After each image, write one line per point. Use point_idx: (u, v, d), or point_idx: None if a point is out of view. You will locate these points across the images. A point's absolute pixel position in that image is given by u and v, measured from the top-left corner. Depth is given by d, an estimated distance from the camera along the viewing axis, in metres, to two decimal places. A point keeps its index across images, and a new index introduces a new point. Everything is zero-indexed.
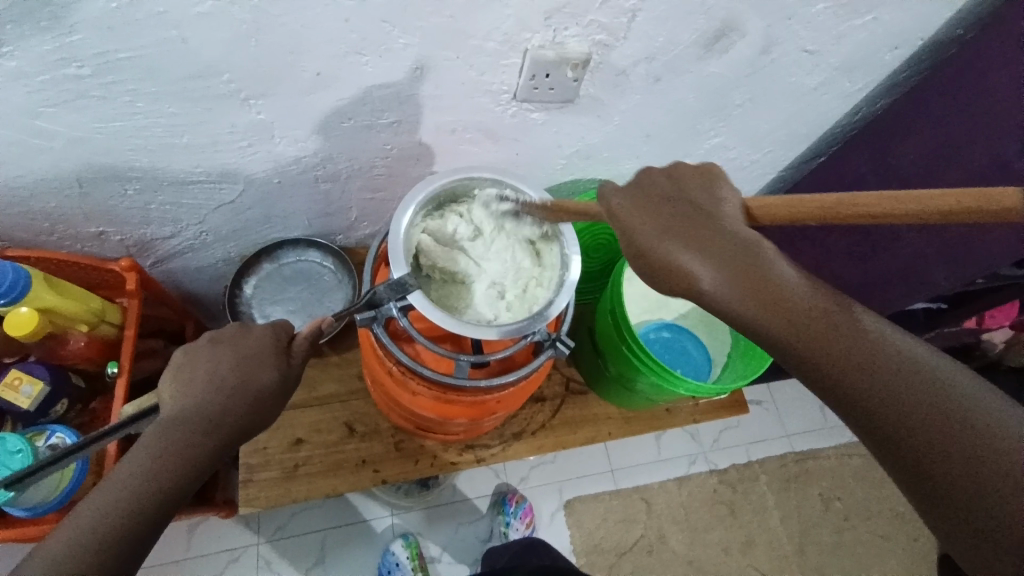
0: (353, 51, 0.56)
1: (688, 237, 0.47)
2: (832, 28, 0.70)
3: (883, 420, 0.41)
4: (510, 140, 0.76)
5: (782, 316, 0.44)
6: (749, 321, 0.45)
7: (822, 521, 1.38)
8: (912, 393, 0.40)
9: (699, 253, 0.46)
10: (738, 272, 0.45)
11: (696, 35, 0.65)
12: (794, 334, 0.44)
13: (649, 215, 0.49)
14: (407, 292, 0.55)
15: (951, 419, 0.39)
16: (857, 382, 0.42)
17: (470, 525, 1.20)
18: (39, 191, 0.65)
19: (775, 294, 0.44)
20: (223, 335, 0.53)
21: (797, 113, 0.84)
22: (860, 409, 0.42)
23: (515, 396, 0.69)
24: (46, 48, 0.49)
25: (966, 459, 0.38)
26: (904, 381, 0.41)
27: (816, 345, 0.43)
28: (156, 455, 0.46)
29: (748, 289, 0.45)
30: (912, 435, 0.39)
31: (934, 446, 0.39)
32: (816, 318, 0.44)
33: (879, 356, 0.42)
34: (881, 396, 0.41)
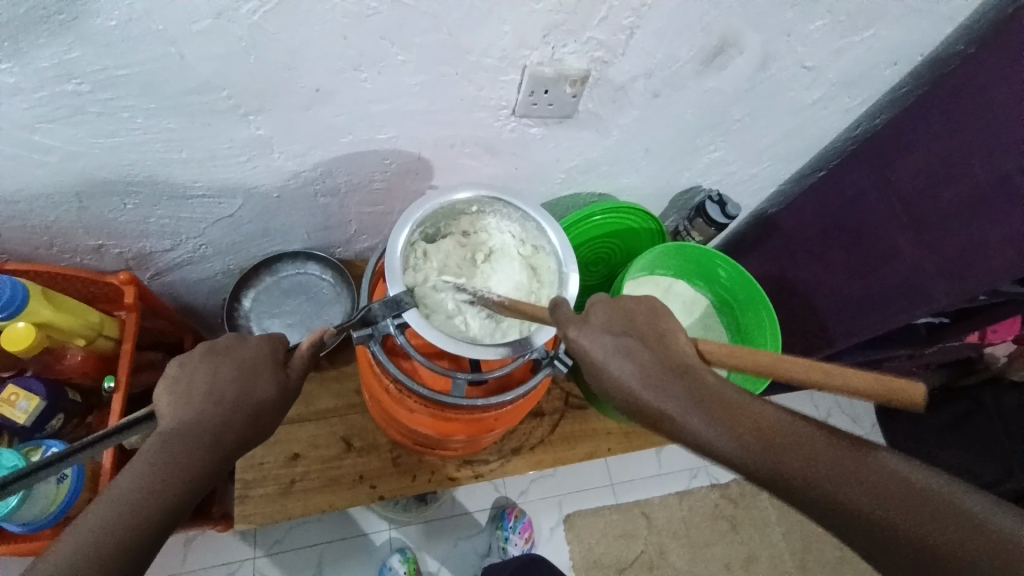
0: (351, 67, 0.56)
1: (631, 354, 0.48)
2: (830, 44, 0.70)
3: (854, 513, 0.40)
4: (509, 154, 0.76)
5: (762, 444, 0.43)
6: (735, 460, 0.44)
7: (824, 536, 1.36)
8: (892, 502, 0.39)
9: (655, 380, 0.47)
10: (711, 411, 0.45)
11: (694, 51, 0.65)
12: (746, 442, 0.43)
13: (588, 329, 0.50)
14: (403, 309, 0.55)
15: (921, 508, 0.38)
16: (838, 493, 0.40)
17: (468, 540, 1.18)
18: (38, 205, 0.65)
19: (716, 397, 0.45)
20: (215, 349, 0.52)
21: (796, 128, 0.84)
22: (853, 524, 0.40)
23: (513, 412, 0.68)
24: (45, 65, 0.49)
25: (943, 537, 0.37)
26: (883, 491, 0.39)
27: (791, 465, 0.42)
28: (159, 467, 0.44)
29: (717, 419, 0.45)
30: (887, 524, 0.39)
31: (931, 542, 0.38)
32: (763, 422, 0.44)
33: (852, 462, 0.41)
34: (863, 511, 0.39)
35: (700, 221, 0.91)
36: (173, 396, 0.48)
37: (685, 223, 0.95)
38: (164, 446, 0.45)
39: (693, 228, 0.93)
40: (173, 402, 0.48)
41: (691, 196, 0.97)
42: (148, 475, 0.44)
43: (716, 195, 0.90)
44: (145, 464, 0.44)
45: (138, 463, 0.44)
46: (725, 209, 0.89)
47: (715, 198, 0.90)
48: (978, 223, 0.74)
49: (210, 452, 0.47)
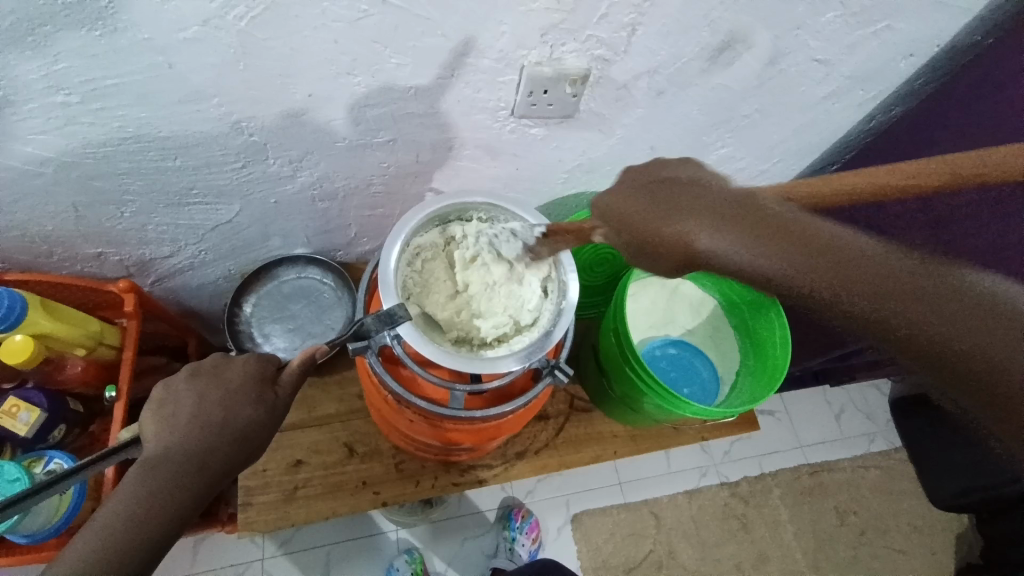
0: (345, 72, 0.55)
1: (708, 217, 0.49)
2: (843, 37, 0.67)
3: (849, 305, 0.48)
4: (509, 155, 0.74)
5: (803, 262, 0.48)
6: (767, 274, 0.49)
7: (837, 535, 1.34)
8: (931, 303, 0.46)
9: (736, 233, 0.48)
10: (785, 251, 0.49)
11: (700, 46, 0.63)
12: (778, 266, 0.48)
13: (687, 219, 0.49)
14: (396, 323, 0.55)
15: (898, 286, 0.47)
16: (890, 309, 0.47)
17: (475, 540, 1.18)
18: (34, 215, 0.65)
19: (764, 228, 0.49)
20: (202, 371, 0.52)
21: (808, 122, 0.81)
22: (869, 322, 0.47)
23: (515, 420, 0.68)
24: (31, 77, 0.48)
25: (916, 313, 0.46)
26: (886, 289, 0.47)
27: (847, 291, 0.48)
28: (146, 495, 0.45)
29: (795, 255, 0.48)
30: (881, 313, 0.47)
31: (933, 329, 0.46)
32: (790, 233, 0.49)
33: (874, 268, 0.48)
34: (911, 318, 0.46)
35: None
36: (156, 426, 0.48)
37: None
38: (149, 476, 0.45)
39: None
40: (155, 433, 0.47)
41: None
42: (127, 510, 0.44)
43: None
44: (130, 494, 0.44)
45: (122, 493, 0.45)
46: None
47: None
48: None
49: (197, 482, 0.47)
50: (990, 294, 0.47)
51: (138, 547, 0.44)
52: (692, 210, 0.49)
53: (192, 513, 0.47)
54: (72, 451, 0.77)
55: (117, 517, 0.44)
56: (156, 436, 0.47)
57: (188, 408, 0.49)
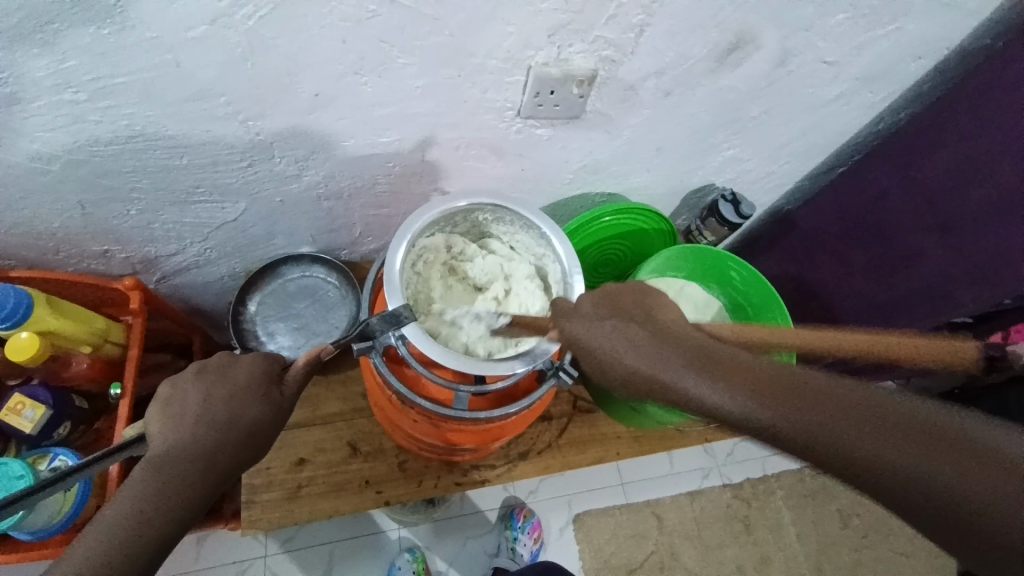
0: (351, 72, 0.55)
1: (664, 356, 0.47)
2: (852, 38, 0.67)
3: (823, 439, 0.40)
4: (515, 155, 0.74)
5: (772, 406, 0.42)
6: (726, 409, 0.43)
7: (841, 538, 1.34)
8: (915, 440, 0.39)
9: (705, 372, 0.45)
10: (743, 386, 0.44)
11: (708, 47, 0.62)
12: (736, 405, 0.43)
13: (664, 358, 0.47)
14: (402, 324, 0.55)
15: (896, 427, 0.39)
16: (856, 440, 0.39)
17: (477, 539, 1.18)
18: (41, 212, 0.65)
19: (712, 358, 0.46)
20: (207, 369, 0.52)
21: (816, 124, 0.81)
22: (843, 463, 0.40)
23: (518, 421, 0.68)
24: (39, 75, 0.48)
25: (923, 457, 0.38)
26: (876, 425, 0.39)
27: (819, 423, 0.40)
28: (152, 493, 0.45)
29: (744, 385, 0.44)
30: (862, 452, 0.39)
31: (933, 474, 0.38)
32: (750, 369, 0.44)
33: (866, 406, 0.40)
34: (895, 458, 0.38)
35: (714, 220, 0.89)
36: (161, 424, 0.48)
37: (697, 222, 0.93)
38: (154, 474, 0.46)
39: (706, 228, 0.91)
40: (160, 432, 0.47)
41: (705, 195, 0.94)
42: (132, 507, 0.44)
43: (730, 194, 0.88)
44: (137, 491, 0.45)
45: (128, 490, 0.45)
46: (740, 208, 0.87)
47: (728, 198, 0.88)
48: (1002, 231, 0.74)
49: (202, 479, 0.47)
50: (988, 429, 0.38)
51: (142, 544, 0.43)
52: (667, 351, 0.47)
53: (196, 511, 0.47)
54: (77, 447, 0.78)
55: (121, 515, 0.44)
56: (161, 435, 0.47)
57: (193, 407, 0.49)
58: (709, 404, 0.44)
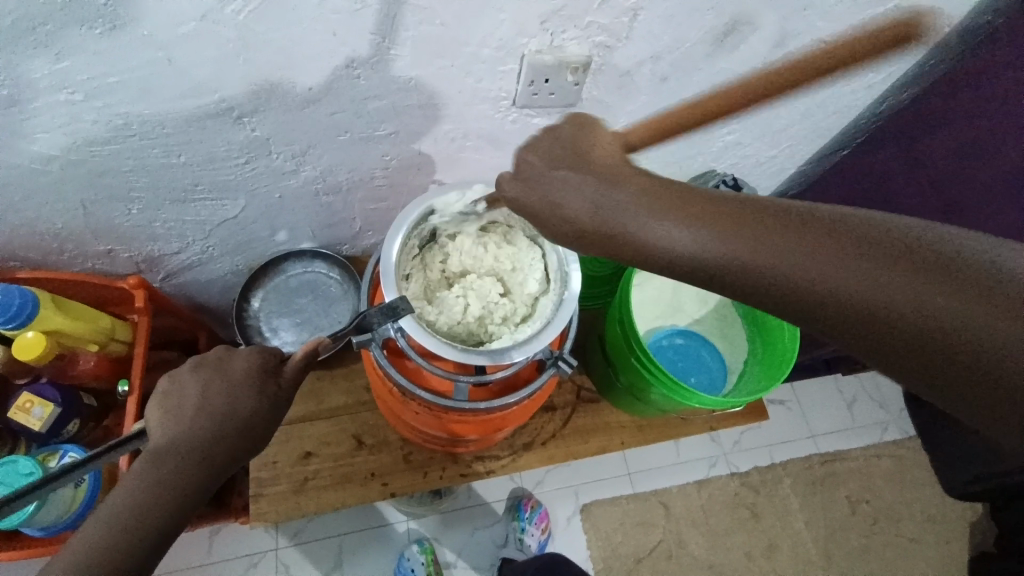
0: (344, 65, 0.55)
1: (658, 204, 0.41)
2: (851, 18, 0.65)
3: (797, 283, 0.38)
4: (512, 146, 0.73)
5: (778, 244, 0.38)
6: (685, 256, 0.40)
7: (849, 524, 1.33)
8: (868, 258, 0.36)
9: (664, 215, 0.41)
10: (694, 219, 0.40)
11: (703, 30, 0.62)
12: (712, 252, 0.39)
13: (627, 204, 0.42)
14: (399, 316, 0.55)
15: (870, 249, 0.36)
16: (827, 274, 0.37)
17: (485, 529, 1.19)
18: (43, 213, 0.66)
19: (679, 194, 0.42)
20: (210, 367, 0.52)
21: (816, 107, 0.80)
22: (806, 305, 0.38)
23: (520, 411, 0.68)
24: (33, 75, 0.49)
25: (900, 279, 0.35)
26: (839, 251, 0.37)
27: (786, 262, 0.38)
28: (153, 487, 0.46)
29: (715, 229, 0.40)
30: (819, 290, 0.37)
31: (922, 303, 0.35)
32: (722, 207, 0.40)
33: (836, 237, 0.37)
34: (851, 287, 0.36)
35: None
36: (162, 420, 0.48)
37: None
38: (154, 467, 0.46)
39: None
40: (162, 430, 0.48)
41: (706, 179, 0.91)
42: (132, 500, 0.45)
43: (731, 180, 0.84)
44: (140, 483, 0.46)
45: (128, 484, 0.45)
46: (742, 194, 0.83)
47: (730, 183, 0.84)
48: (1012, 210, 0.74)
49: (203, 472, 0.48)
50: (956, 241, 0.35)
51: (142, 535, 0.45)
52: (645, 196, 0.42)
53: (196, 504, 0.48)
54: (87, 444, 0.79)
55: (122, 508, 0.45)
56: (162, 432, 0.48)
57: (193, 405, 0.49)
58: (698, 254, 0.40)
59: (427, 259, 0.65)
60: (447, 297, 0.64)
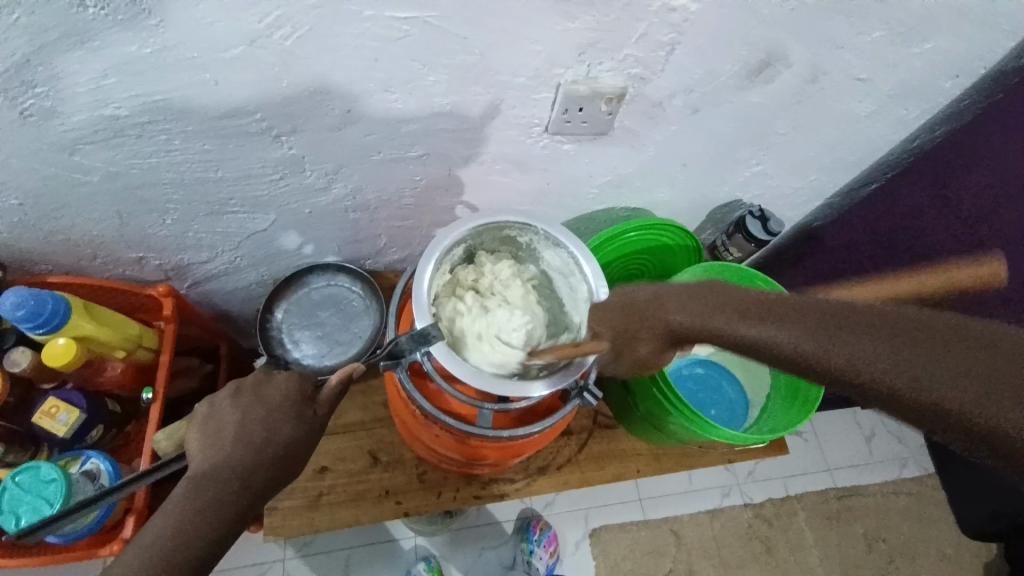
0: (382, 89, 0.56)
1: (755, 316, 0.54)
2: (888, 56, 0.65)
3: (869, 373, 0.49)
4: (540, 170, 0.74)
5: (831, 336, 0.51)
6: (787, 354, 0.52)
7: (866, 563, 1.30)
8: (915, 349, 0.49)
9: (759, 322, 0.53)
10: (781, 322, 0.53)
11: (738, 65, 0.62)
12: (804, 352, 0.51)
13: (725, 316, 0.55)
14: (429, 342, 0.55)
15: (911, 338, 0.50)
16: (888, 364, 0.49)
17: (493, 550, 1.17)
18: (79, 221, 0.67)
19: (763, 304, 0.54)
20: (238, 386, 0.53)
21: (847, 142, 0.79)
22: (876, 387, 0.49)
23: (542, 439, 0.68)
24: (83, 91, 0.50)
25: (943, 366, 0.48)
26: (893, 340, 0.50)
27: (857, 353, 0.50)
28: (190, 512, 0.46)
29: (802, 330, 0.52)
30: (884, 374, 0.49)
31: (952, 386, 0.47)
32: (803, 312, 0.53)
33: (888, 328, 0.51)
34: (908, 373, 0.48)
35: (740, 237, 0.88)
36: (198, 443, 0.49)
37: (722, 238, 0.91)
38: (190, 492, 0.47)
39: (731, 244, 0.90)
40: (195, 454, 0.49)
41: (731, 211, 0.93)
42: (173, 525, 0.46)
43: (757, 210, 0.87)
44: (176, 508, 0.46)
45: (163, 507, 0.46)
46: (767, 225, 0.85)
47: (756, 214, 0.86)
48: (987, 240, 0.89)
49: (235, 497, 0.48)
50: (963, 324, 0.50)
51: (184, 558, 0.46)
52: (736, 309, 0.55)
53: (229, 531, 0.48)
54: (107, 450, 0.80)
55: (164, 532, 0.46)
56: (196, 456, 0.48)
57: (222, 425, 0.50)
58: (790, 351, 0.52)
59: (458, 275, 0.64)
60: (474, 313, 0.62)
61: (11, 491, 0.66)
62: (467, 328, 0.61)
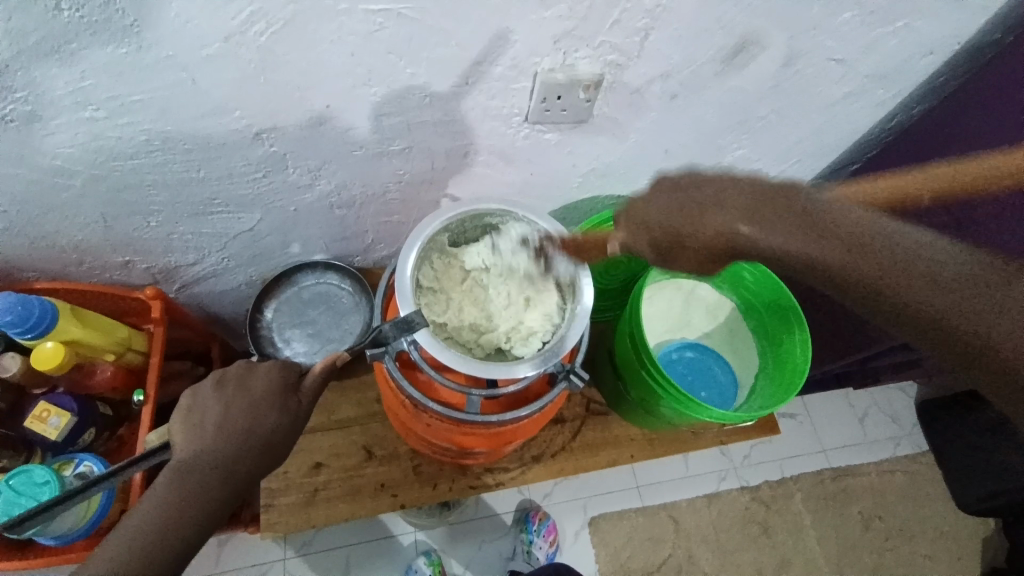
0: (361, 83, 0.56)
1: (737, 211, 0.58)
2: (860, 37, 0.66)
3: (866, 284, 0.56)
4: (524, 161, 0.74)
5: (803, 241, 0.57)
6: (771, 249, 0.57)
7: (862, 541, 1.31)
8: (932, 286, 0.54)
9: (764, 223, 0.57)
10: (769, 223, 0.58)
11: (714, 50, 0.62)
12: (764, 254, 0.58)
13: (709, 215, 0.57)
14: (413, 330, 0.57)
15: (918, 262, 0.55)
16: (899, 282, 0.55)
17: (493, 543, 1.18)
18: (65, 226, 0.67)
19: (819, 216, 0.58)
20: (227, 381, 0.53)
21: (826, 123, 0.80)
22: (857, 289, 0.57)
23: (531, 425, 0.69)
24: (61, 94, 0.50)
25: (938, 294, 0.54)
26: (880, 258, 0.56)
27: (856, 262, 0.56)
28: (175, 503, 0.47)
29: (793, 231, 0.57)
30: (903, 288, 0.55)
31: (937, 306, 0.54)
32: (845, 224, 0.58)
33: (875, 245, 0.57)
34: (904, 289, 0.55)
35: None
36: (184, 435, 0.49)
37: None
38: (178, 481, 0.47)
39: None
40: (182, 446, 0.49)
41: None
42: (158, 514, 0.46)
43: None
44: (164, 498, 0.46)
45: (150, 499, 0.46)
46: None
47: None
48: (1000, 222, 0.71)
49: (223, 486, 0.49)
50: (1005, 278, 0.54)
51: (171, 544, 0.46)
52: (740, 210, 0.58)
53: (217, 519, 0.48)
54: (101, 454, 0.80)
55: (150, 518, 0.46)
56: (182, 447, 0.49)
57: (211, 419, 0.50)
58: (756, 242, 0.57)
59: (453, 263, 0.65)
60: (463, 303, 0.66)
61: (5, 493, 0.66)
62: (459, 333, 0.65)
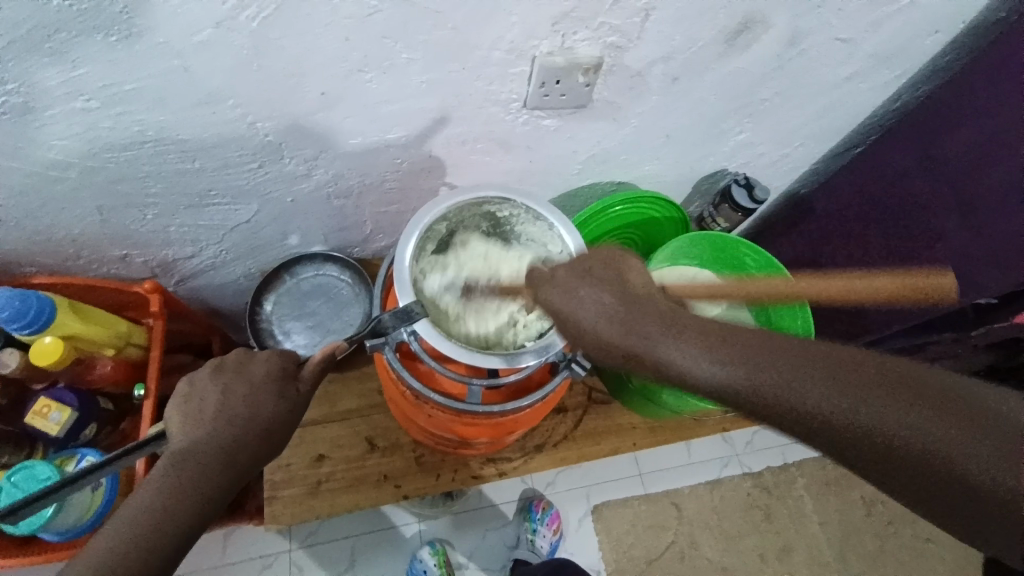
0: (356, 69, 0.55)
1: (678, 330, 0.46)
2: (864, 16, 0.65)
3: (835, 418, 0.42)
4: (523, 148, 0.73)
5: (769, 369, 0.43)
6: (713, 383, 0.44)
7: (864, 525, 1.32)
8: (880, 395, 0.41)
9: (689, 343, 0.45)
10: (731, 349, 0.44)
11: (716, 30, 0.61)
12: (746, 387, 0.43)
13: (650, 328, 0.46)
14: (413, 320, 0.56)
15: (885, 379, 0.42)
16: (816, 396, 0.42)
17: (497, 531, 1.19)
18: (60, 219, 0.66)
19: (778, 341, 0.45)
20: (228, 374, 0.53)
21: (830, 104, 0.79)
22: (840, 436, 0.42)
23: (534, 414, 0.68)
24: (51, 84, 0.49)
25: (909, 411, 0.40)
26: (869, 387, 0.42)
27: (807, 389, 0.42)
28: (172, 496, 0.46)
29: (735, 353, 0.44)
30: (834, 419, 0.42)
31: (908, 434, 0.40)
32: (789, 350, 0.44)
33: (851, 366, 0.43)
34: (864, 418, 0.41)
35: (726, 207, 0.88)
36: (185, 427, 0.49)
37: (709, 209, 0.91)
38: (179, 473, 0.47)
39: (719, 215, 0.90)
40: (183, 438, 0.49)
41: (717, 181, 0.92)
42: (158, 505, 0.46)
43: (742, 179, 0.87)
44: (165, 490, 0.46)
45: (150, 490, 0.46)
46: (753, 194, 0.86)
47: (741, 182, 0.87)
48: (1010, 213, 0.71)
49: (223, 478, 0.48)
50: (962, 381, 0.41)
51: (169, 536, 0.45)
52: (651, 319, 0.47)
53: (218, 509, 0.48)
54: (104, 448, 0.80)
55: (149, 510, 0.46)
56: (183, 440, 0.49)
57: (212, 410, 0.50)
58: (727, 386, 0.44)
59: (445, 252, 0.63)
60: (463, 292, 0.62)
61: (7, 489, 0.66)
62: (463, 320, 0.61)
